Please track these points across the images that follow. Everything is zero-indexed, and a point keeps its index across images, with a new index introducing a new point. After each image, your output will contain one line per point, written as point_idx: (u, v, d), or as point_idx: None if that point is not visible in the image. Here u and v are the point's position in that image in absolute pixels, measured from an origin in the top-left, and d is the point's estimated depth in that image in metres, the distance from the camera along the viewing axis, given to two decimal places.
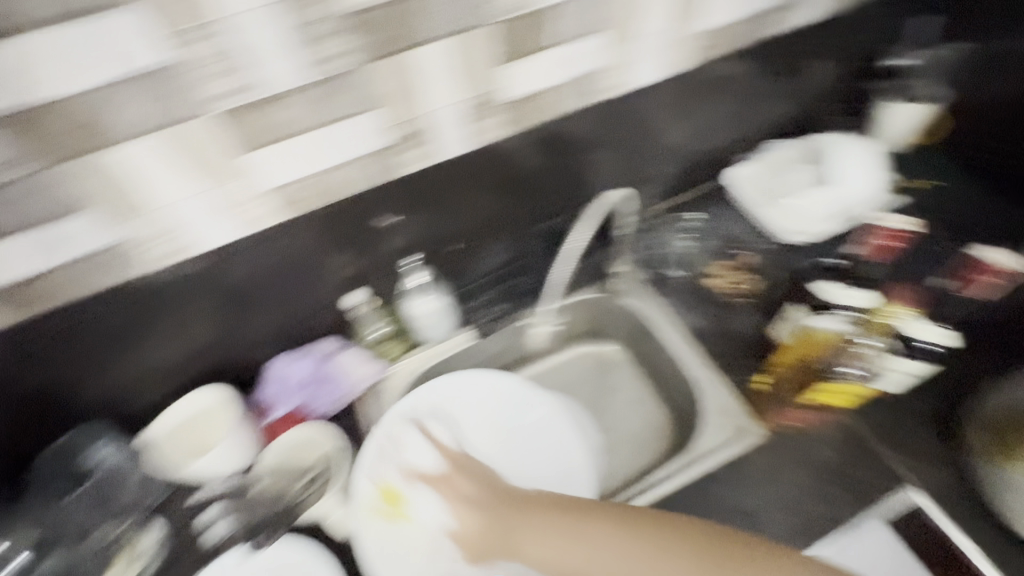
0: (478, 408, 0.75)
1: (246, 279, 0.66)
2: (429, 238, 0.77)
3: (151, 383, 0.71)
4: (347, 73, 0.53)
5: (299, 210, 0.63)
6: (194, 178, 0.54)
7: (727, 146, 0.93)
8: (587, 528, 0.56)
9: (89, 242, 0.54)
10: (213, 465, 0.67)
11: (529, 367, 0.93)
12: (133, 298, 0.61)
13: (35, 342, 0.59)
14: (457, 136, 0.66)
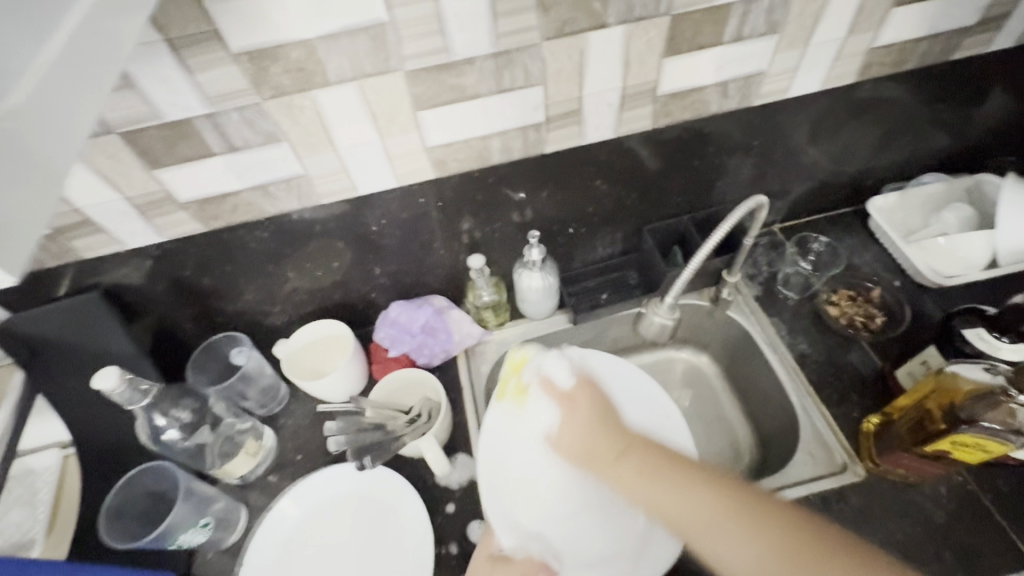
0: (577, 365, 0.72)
1: (389, 226, 0.74)
2: (552, 218, 0.80)
3: (291, 306, 0.81)
4: (525, 47, 0.57)
5: (447, 172, 0.69)
6: (372, 128, 0.61)
7: (865, 172, 0.91)
8: (681, 489, 0.50)
9: (278, 171, 0.62)
10: (330, 385, 0.76)
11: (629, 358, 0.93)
12: (297, 227, 0.70)
13: (216, 250, 0.69)
14: (604, 123, 0.69)
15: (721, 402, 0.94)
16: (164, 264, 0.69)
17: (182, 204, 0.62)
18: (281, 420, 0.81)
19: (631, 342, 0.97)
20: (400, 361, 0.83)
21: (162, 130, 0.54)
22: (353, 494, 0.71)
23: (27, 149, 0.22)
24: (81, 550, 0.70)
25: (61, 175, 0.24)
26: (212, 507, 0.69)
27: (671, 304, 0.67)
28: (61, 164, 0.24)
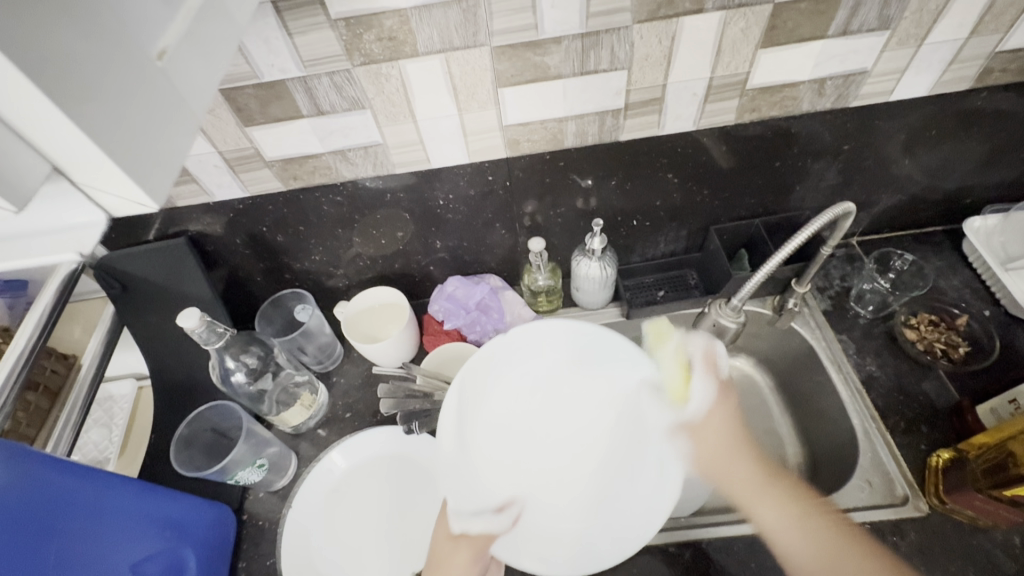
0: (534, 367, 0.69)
1: (455, 201, 0.75)
2: (618, 209, 0.79)
3: (353, 269, 0.84)
4: (617, 28, 0.56)
5: (519, 152, 0.69)
6: (452, 102, 0.61)
7: (964, 189, 0.83)
8: (751, 484, 0.59)
9: (358, 138, 0.64)
10: (384, 350, 0.79)
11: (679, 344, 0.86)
12: (369, 194, 0.72)
13: (292, 209, 0.73)
14: (685, 113, 0.66)
15: (771, 416, 0.91)
16: (245, 218, 0.74)
17: (267, 162, 0.66)
18: (334, 378, 0.85)
19: None
20: (451, 335, 0.85)
21: (257, 90, 0.57)
22: (398, 456, 0.74)
23: (170, 95, 0.24)
24: (150, 474, 0.77)
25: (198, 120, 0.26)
26: (267, 450, 0.74)
27: (737, 307, 0.64)
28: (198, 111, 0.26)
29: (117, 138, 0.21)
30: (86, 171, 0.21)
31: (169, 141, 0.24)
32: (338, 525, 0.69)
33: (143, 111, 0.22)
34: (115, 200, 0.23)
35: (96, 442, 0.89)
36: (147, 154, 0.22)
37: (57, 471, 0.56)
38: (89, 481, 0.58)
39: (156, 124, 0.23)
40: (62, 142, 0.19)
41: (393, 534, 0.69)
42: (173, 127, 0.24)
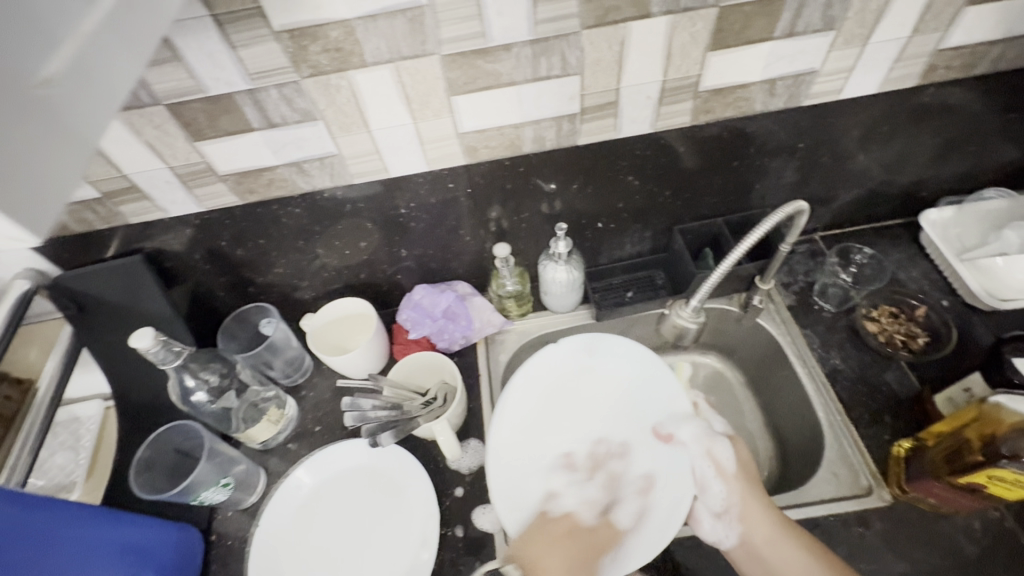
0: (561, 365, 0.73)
1: (418, 209, 0.74)
2: (582, 212, 0.80)
3: (319, 281, 0.84)
4: (566, 34, 0.56)
5: (478, 159, 0.69)
6: (406, 110, 0.61)
7: (918, 183, 0.85)
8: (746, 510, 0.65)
9: (313, 149, 0.63)
10: (350, 362, 0.78)
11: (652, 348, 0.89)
12: (328, 205, 0.71)
13: (251, 223, 0.72)
14: (642, 116, 0.67)
15: (743, 412, 0.92)
16: (202, 234, 0.72)
17: (221, 176, 0.65)
18: (304, 391, 0.84)
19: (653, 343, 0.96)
20: (420, 343, 0.84)
21: (205, 104, 0.56)
22: (366, 469, 0.73)
23: (60, 119, 0.23)
24: (114, 498, 0.75)
25: (89, 145, 0.25)
26: (234, 469, 0.72)
27: (695, 308, 0.65)
28: (88, 135, 0.25)
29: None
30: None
31: (53, 172, 0.23)
32: (307, 542, 0.69)
33: (20, 144, 0.21)
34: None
35: (61, 466, 0.87)
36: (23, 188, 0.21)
37: (8, 502, 0.54)
38: (41, 512, 0.56)
39: (34, 156, 0.22)
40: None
41: (363, 549, 0.68)
42: (60, 158, 0.23)
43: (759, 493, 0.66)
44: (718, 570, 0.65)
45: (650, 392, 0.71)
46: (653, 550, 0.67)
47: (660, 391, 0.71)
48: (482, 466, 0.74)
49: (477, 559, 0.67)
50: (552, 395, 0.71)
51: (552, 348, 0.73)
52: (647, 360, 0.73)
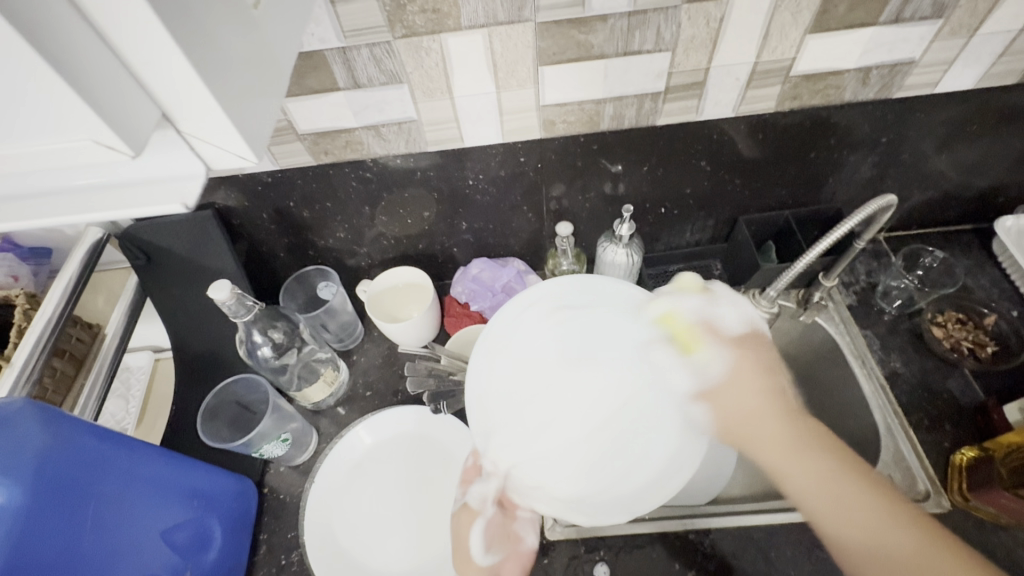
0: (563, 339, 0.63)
1: (486, 181, 0.74)
2: (647, 196, 0.79)
3: (378, 248, 0.84)
4: (666, 7, 0.54)
5: (554, 133, 0.68)
6: (491, 79, 0.60)
7: (998, 188, 0.82)
8: (812, 469, 0.50)
9: (393, 113, 0.63)
10: (408, 330, 0.79)
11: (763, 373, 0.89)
12: (398, 172, 0.71)
13: (320, 184, 0.72)
14: (727, 98, 0.65)
15: None
16: (271, 192, 0.73)
17: (300, 136, 0.65)
18: (356, 356, 0.85)
19: None
20: (472, 317, 0.85)
21: (296, 60, 0.56)
22: (422, 434, 0.75)
23: (263, 66, 0.33)
24: (172, 445, 0.77)
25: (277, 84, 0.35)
26: (290, 425, 0.74)
27: (773, 298, 0.65)
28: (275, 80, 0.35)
29: (226, 101, 0.29)
30: (192, 120, 0.29)
31: (255, 113, 0.32)
32: (364, 500, 0.70)
33: (241, 86, 0.30)
34: (217, 153, 0.32)
35: (113, 412, 0.89)
36: (242, 117, 0.31)
37: (94, 437, 0.54)
38: (125, 448, 0.57)
39: (248, 92, 0.31)
40: (181, 95, 0.27)
41: (416, 512, 0.69)
42: (260, 98, 0.33)
43: (771, 412, 0.54)
44: (766, 563, 0.66)
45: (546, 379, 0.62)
46: (700, 536, 0.68)
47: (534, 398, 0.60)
48: None
49: None
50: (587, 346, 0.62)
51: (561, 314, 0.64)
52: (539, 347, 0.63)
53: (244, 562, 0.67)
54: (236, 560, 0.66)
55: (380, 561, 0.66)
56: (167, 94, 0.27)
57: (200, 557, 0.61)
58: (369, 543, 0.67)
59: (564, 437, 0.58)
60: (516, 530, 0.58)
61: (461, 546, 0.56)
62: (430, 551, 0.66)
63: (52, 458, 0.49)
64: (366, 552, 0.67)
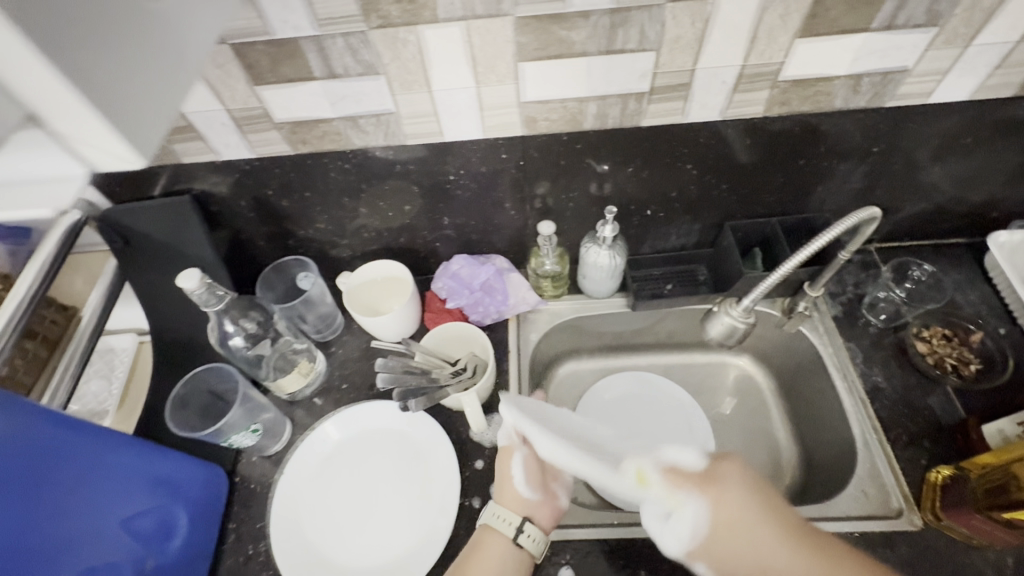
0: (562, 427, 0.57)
1: (468, 177, 0.73)
2: (632, 197, 0.78)
3: (360, 240, 0.84)
4: (649, 6, 0.53)
5: (537, 130, 0.66)
6: (470, 73, 0.59)
7: (993, 203, 0.81)
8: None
9: (370, 105, 0.62)
10: (385, 325, 0.79)
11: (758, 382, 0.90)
12: (378, 165, 0.70)
13: (299, 174, 0.71)
14: (713, 101, 0.64)
15: (770, 419, 0.90)
16: (250, 180, 0.72)
17: (276, 124, 0.64)
18: (335, 348, 0.85)
19: (682, 337, 0.96)
20: (452, 314, 0.84)
21: (270, 48, 0.55)
22: (392, 431, 0.74)
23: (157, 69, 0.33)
24: (146, 430, 0.77)
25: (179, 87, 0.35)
26: (262, 416, 0.74)
27: (746, 308, 0.64)
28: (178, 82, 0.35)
29: (106, 105, 0.29)
30: (66, 125, 0.29)
31: (146, 121, 0.33)
32: (332, 496, 0.70)
33: (131, 95, 0.31)
34: (103, 156, 0.32)
35: (92, 394, 0.89)
36: (128, 119, 0.31)
37: (51, 423, 0.54)
38: (84, 435, 0.56)
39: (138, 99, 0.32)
40: (48, 101, 0.27)
41: (383, 511, 0.69)
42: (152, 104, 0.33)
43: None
44: None
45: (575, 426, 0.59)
46: None
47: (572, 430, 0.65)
48: None
49: None
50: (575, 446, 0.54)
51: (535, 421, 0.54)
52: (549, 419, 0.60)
53: (212, 551, 0.67)
54: (205, 551, 0.65)
55: (344, 559, 0.66)
56: (33, 98, 0.27)
57: (164, 544, 0.61)
58: (334, 539, 0.67)
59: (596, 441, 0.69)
60: (553, 486, 0.64)
61: (503, 478, 0.62)
62: (394, 549, 0.66)
63: (18, 436, 0.50)
64: (330, 549, 0.66)
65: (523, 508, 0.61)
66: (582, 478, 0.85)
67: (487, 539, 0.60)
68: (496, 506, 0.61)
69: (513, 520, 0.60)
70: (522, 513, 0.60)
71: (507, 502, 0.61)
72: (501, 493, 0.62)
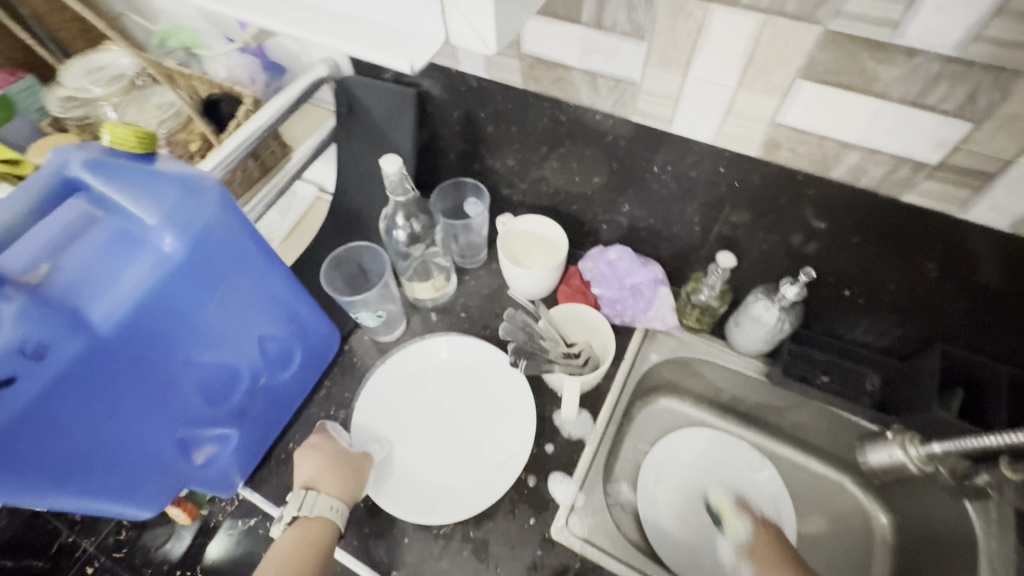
0: (691, 466, 0.85)
1: (672, 175, 0.68)
2: (837, 270, 0.68)
3: (536, 190, 0.84)
4: (1001, 68, 0.43)
5: (773, 158, 0.59)
6: (738, 73, 0.53)
7: None
8: None
9: (618, 67, 0.59)
10: (523, 279, 0.79)
11: (869, 522, 0.82)
12: (590, 128, 0.68)
13: (515, 108, 0.72)
14: (1012, 205, 0.51)
15: (866, 570, 0.79)
16: (470, 97, 0.74)
17: (520, 55, 0.64)
18: (468, 278, 0.88)
19: (807, 434, 0.86)
20: (587, 297, 0.83)
21: None
22: (489, 375, 0.77)
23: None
24: (299, 272, 0.88)
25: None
26: (388, 305, 0.78)
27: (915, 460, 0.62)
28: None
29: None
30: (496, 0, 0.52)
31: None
32: (419, 399, 0.76)
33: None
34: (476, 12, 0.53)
35: None
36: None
37: (250, 238, 0.55)
38: (264, 258, 0.58)
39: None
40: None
41: (451, 439, 0.73)
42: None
43: None
44: None
45: (722, 454, 0.86)
46: None
47: (700, 471, 0.85)
48: (580, 440, 0.73)
49: (532, 517, 0.68)
50: (705, 470, 0.85)
51: (670, 463, 0.85)
52: (683, 465, 0.85)
53: (306, 393, 0.75)
54: (296, 393, 0.73)
55: (407, 453, 0.72)
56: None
57: (275, 379, 0.68)
58: (406, 433, 0.74)
59: (724, 480, 0.84)
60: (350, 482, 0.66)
61: (325, 471, 0.65)
62: (451, 478, 0.70)
63: (244, 257, 0.55)
64: (399, 436, 0.73)
65: (347, 498, 0.64)
66: (636, 511, 0.81)
67: (307, 525, 0.61)
68: (321, 493, 0.62)
69: (340, 509, 0.62)
70: (347, 505, 0.63)
71: (331, 491, 0.63)
72: (322, 487, 0.63)
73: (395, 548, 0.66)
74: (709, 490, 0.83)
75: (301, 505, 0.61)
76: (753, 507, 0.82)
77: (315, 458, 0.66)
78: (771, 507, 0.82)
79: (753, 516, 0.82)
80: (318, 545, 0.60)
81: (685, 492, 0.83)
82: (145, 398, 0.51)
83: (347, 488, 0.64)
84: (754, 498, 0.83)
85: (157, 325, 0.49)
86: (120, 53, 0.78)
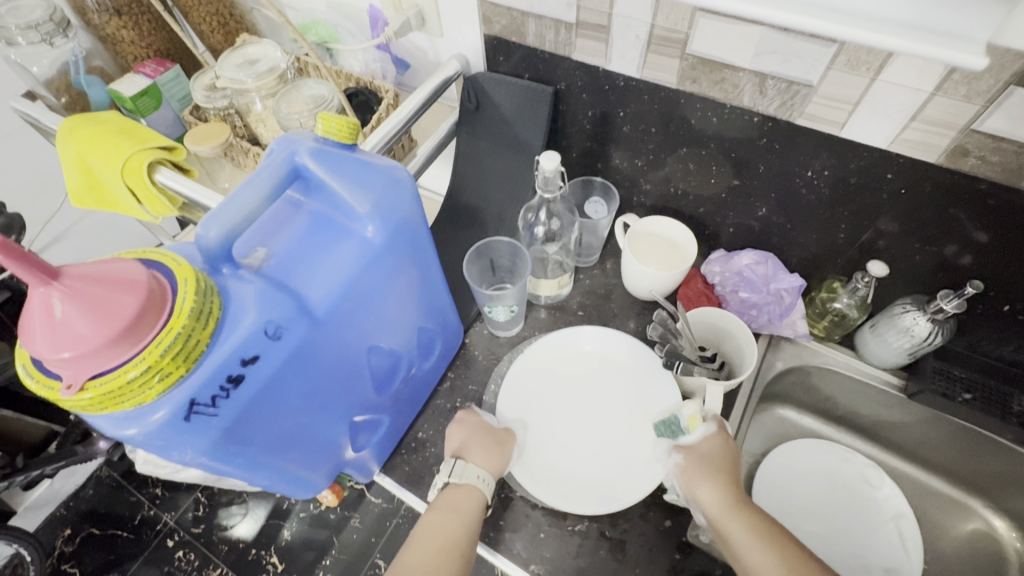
0: (806, 471, 0.83)
1: (827, 180, 0.67)
2: (1001, 284, 0.65)
3: (661, 191, 0.84)
4: None
5: (954, 167, 0.57)
6: (937, 77, 0.52)
7: None
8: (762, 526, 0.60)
9: (795, 70, 0.58)
10: (654, 282, 0.78)
11: (999, 548, 0.79)
12: (743, 130, 0.67)
13: (662, 109, 0.71)
14: None
15: None
16: (613, 97, 0.74)
17: (684, 54, 0.64)
18: (584, 276, 0.88)
19: (931, 452, 0.83)
20: (711, 301, 0.82)
21: None
22: (625, 371, 0.76)
23: None
24: None
25: None
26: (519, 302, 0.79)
27: None
28: None
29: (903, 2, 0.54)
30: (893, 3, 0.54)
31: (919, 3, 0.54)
32: (555, 388, 0.76)
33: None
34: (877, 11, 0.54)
35: None
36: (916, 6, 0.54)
37: (427, 232, 0.56)
38: (433, 252, 0.59)
39: None
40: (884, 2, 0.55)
41: (579, 433, 0.72)
42: None
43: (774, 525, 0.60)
44: None
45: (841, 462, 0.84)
46: None
47: (815, 477, 0.83)
48: None
49: (668, 519, 0.68)
50: (821, 477, 0.83)
51: (784, 467, 0.83)
52: (798, 469, 0.83)
53: (433, 382, 0.76)
54: (429, 382, 0.74)
55: (542, 442, 0.72)
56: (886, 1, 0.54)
57: (420, 369, 0.69)
58: (543, 419, 0.74)
59: (839, 487, 0.82)
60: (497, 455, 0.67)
61: (472, 441, 0.67)
62: (580, 471, 0.69)
63: (420, 249, 0.56)
64: (539, 423, 0.73)
65: (493, 471, 0.65)
66: None
67: (455, 490, 0.63)
68: (468, 463, 0.63)
69: (487, 480, 0.63)
70: (494, 478, 0.64)
71: (478, 462, 0.64)
72: (470, 458, 0.65)
73: (530, 542, 0.67)
74: (824, 496, 0.81)
75: (452, 472, 0.63)
76: (868, 519, 0.79)
77: (462, 428, 0.68)
78: (888, 523, 0.78)
79: (869, 529, 0.78)
80: (463, 510, 0.61)
81: (798, 497, 0.81)
82: (334, 382, 0.52)
83: (494, 461, 0.65)
84: (871, 510, 0.80)
85: (352, 313, 0.50)
86: (268, 47, 0.81)
